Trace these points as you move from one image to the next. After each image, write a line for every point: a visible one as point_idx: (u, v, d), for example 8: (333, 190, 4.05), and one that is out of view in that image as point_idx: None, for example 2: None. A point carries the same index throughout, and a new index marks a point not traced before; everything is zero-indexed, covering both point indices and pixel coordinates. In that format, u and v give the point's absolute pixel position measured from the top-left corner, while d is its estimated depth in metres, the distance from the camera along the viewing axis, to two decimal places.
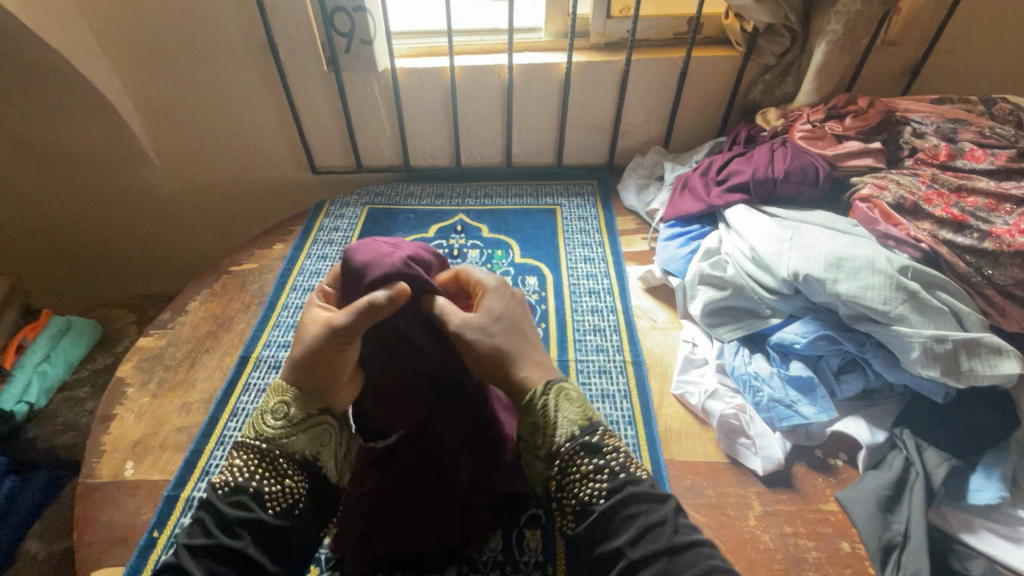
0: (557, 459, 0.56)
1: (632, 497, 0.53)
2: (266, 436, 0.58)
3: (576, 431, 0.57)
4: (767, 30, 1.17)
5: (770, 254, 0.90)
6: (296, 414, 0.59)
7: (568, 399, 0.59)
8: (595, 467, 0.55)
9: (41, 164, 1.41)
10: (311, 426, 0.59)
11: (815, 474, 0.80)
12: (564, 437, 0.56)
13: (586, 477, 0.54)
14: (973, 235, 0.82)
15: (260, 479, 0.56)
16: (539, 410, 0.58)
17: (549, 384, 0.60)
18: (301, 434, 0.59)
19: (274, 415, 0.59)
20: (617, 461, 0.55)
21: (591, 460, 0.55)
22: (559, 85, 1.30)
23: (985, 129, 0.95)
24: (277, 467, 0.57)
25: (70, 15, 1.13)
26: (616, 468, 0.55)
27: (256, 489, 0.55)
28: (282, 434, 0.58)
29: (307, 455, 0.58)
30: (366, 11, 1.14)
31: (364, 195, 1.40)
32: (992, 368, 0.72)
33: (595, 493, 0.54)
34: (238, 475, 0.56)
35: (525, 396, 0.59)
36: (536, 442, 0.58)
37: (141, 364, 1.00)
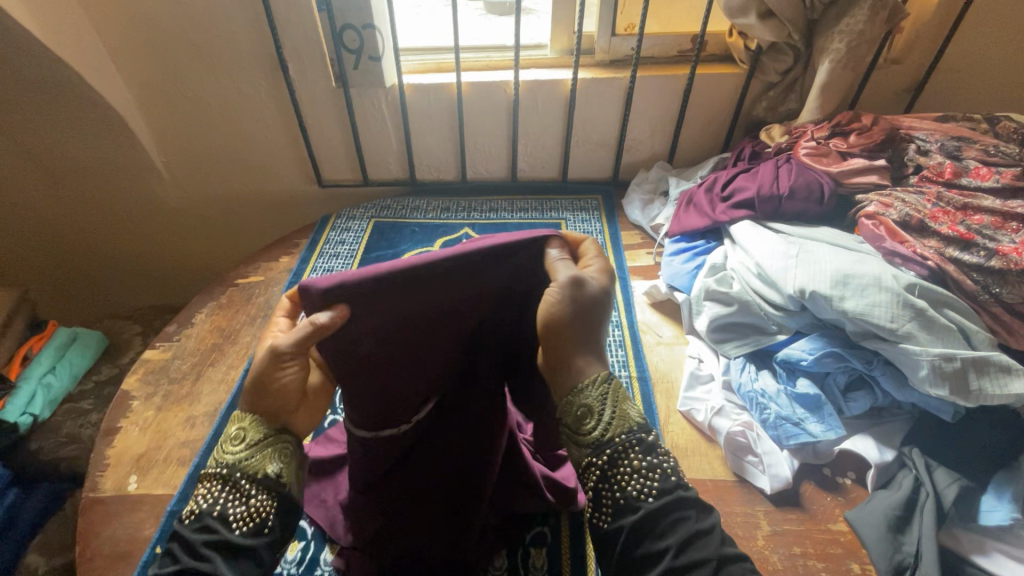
0: (605, 449, 0.52)
1: (683, 502, 0.49)
2: (225, 461, 0.54)
3: (630, 424, 0.53)
4: (770, 48, 1.19)
5: (776, 270, 0.90)
6: (253, 436, 0.55)
7: (625, 389, 0.55)
8: (648, 464, 0.51)
9: (50, 176, 1.42)
10: (269, 444, 0.55)
11: (823, 493, 0.80)
12: (618, 428, 0.53)
13: (637, 472, 0.51)
14: (981, 253, 0.81)
15: (225, 501, 0.52)
16: (594, 396, 0.54)
17: (611, 374, 0.56)
18: (258, 454, 0.54)
19: (234, 440, 0.55)
20: (670, 463, 0.52)
21: (643, 457, 0.51)
22: (564, 101, 1.31)
23: (989, 147, 0.95)
24: (240, 488, 0.53)
25: (84, 31, 1.15)
26: (668, 470, 0.51)
27: (221, 512, 0.51)
28: (241, 456, 0.54)
29: (268, 473, 0.53)
30: (376, 28, 1.16)
31: (371, 208, 1.41)
32: (1002, 387, 0.72)
33: (643, 490, 0.50)
34: (203, 501, 0.53)
35: (580, 379, 0.55)
36: (583, 427, 0.54)
37: (146, 377, 1.01)
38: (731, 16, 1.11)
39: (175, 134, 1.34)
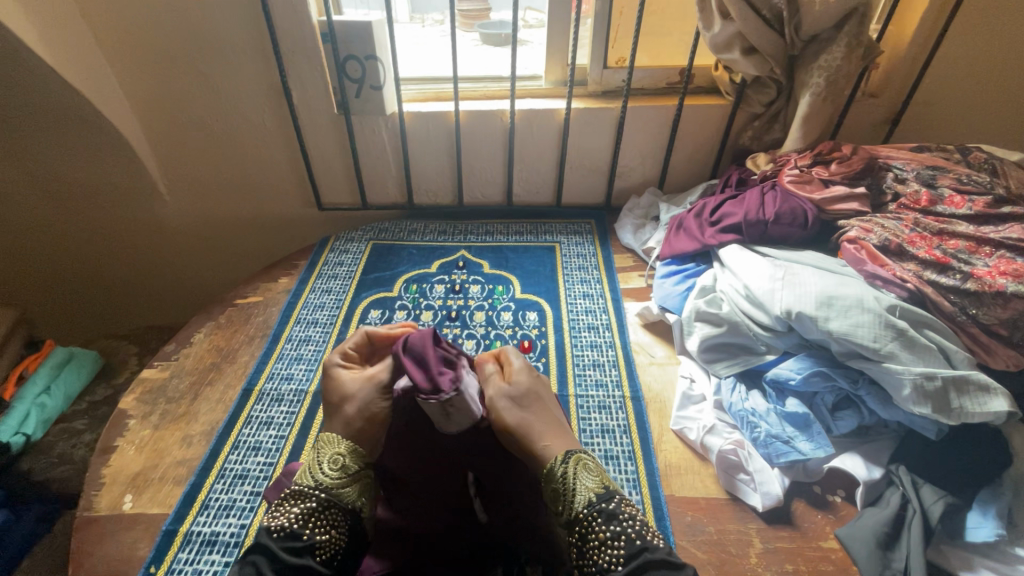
0: (576, 526, 0.60)
1: (648, 564, 0.54)
2: (322, 483, 0.65)
3: (592, 498, 0.61)
4: (754, 81, 1.25)
5: (763, 292, 0.93)
6: (350, 466, 0.67)
7: (585, 467, 0.64)
8: (612, 533, 0.58)
9: (53, 197, 1.45)
10: (360, 479, 0.67)
11: (814, 511, 0.81)
12: (583, 503, 0.61)
13: (604, 544, 0.58)
14: (956, 276, 0.85)
15: (313, 528, 0.61)
16: (556, 478, 0.63)
17: (568, 453, 0.66)
18: (350, 486, 0.66)
19: (330, 464, 0.67)
20: (633, 529, 0.58)
21: (607, 527, 0.58)
22: (558, 129, 1.36)
23: (962, 176, 0.99)
24: (329, 515, 0.63)
25: (95, 59, 1.19)
26: (632, 535, 0.57)
27: (309, 537, 0.60)
28: (337, 484, 0.65)
29: (353, 507, 0.65)
30: (377, 59, 1.21)
31: (369, 231, 1.43)
32: (982, 405, 0.75)
33: (612, 559, 0.56)
34: (294, 522, 0.61)
35: (548, 460, 0.65)
36: (557, 510, 0.62)
37: (144, 396, 1.01)
38: (717, 51, 1.18)
39: (179, 158, 1.37)
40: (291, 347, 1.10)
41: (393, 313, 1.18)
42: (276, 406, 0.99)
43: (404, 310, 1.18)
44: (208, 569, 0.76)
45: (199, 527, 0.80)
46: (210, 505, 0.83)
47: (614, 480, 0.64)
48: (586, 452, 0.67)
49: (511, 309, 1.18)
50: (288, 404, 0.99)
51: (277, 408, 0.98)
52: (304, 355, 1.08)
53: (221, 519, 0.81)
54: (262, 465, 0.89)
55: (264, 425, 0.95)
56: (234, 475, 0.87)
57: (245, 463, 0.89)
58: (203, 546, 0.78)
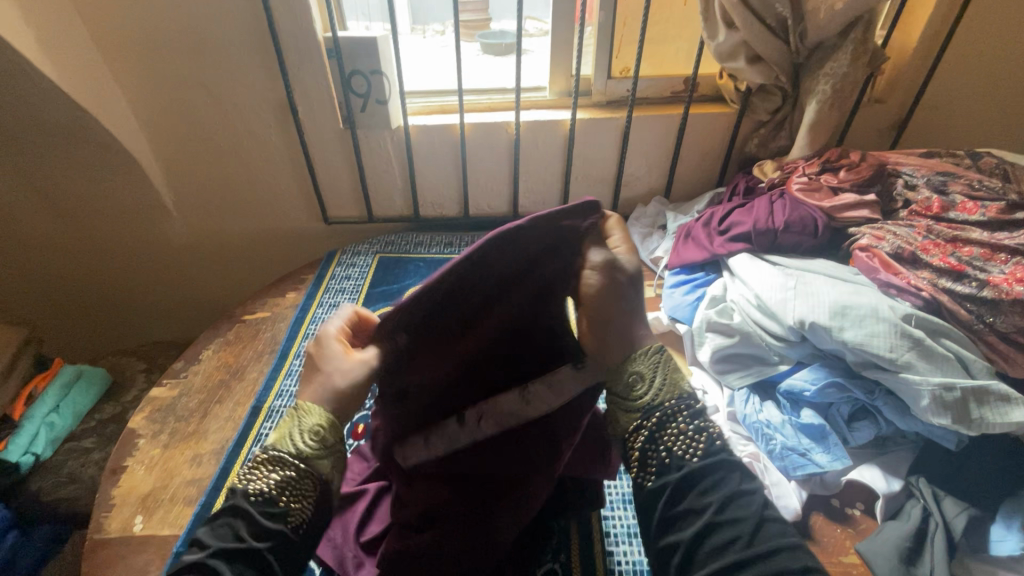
0: (655, 412, 0.57)
1: (726, 464, 0.54)
2: (302, 453, 0.56)
3: (678, 394, 0.58)
4: (759, 89, 1.25)
5: (775, 301, 0.92)
6: (333, 440, 0.58)
7: (673, 366, 0.60)
8: (694, 428, 0.56)
9: (61, 216, 1.45)
10: (341, 452, 0.58)
11: (834, 525, 0.80)
12: (666, 395, 0.58)
13: (683, 435, 0.55)
14: (973, 284, 0.84)
15: (287, 498, 0.54)
16: (643, 364, 0.59)
17: (659, 348, 0.61)
18: (332, 458, 0.57)
19: (313, 433, 0.57)
20: (714, 431, 0.56)
21: (690, 421, 0.56)
22: (563, 139, 1.36)
23: (974, 181, 0.99)
24: (305, 488, 0.55)
25: (102, 78, 1.20)
26: (713, 436, 0.56)
27: (283, 506, 0.54)
28: (318, 456, 0.57)
29: (333, 480, 0.57)
30: (382, 73, 1.21)
31: (376, 244, 1.43)
32: (1003, 416, 0.73)
33: (689, 451, 0.54)
34: (268, 487, 0.54)
35: (634, 348, 0.61)
36: (632, 392, 0.59)
37: (153, 415, 1.01)
38: (721, 60, 1.17)
39: (185, 174, 1.38)
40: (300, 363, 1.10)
41: None
42: None
43: None
44: None
45: None
46: None
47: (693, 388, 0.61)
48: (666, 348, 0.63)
49: None
50: None
51: None
52: None
53: None
54: None
55: None
56: None
57: None
58: None
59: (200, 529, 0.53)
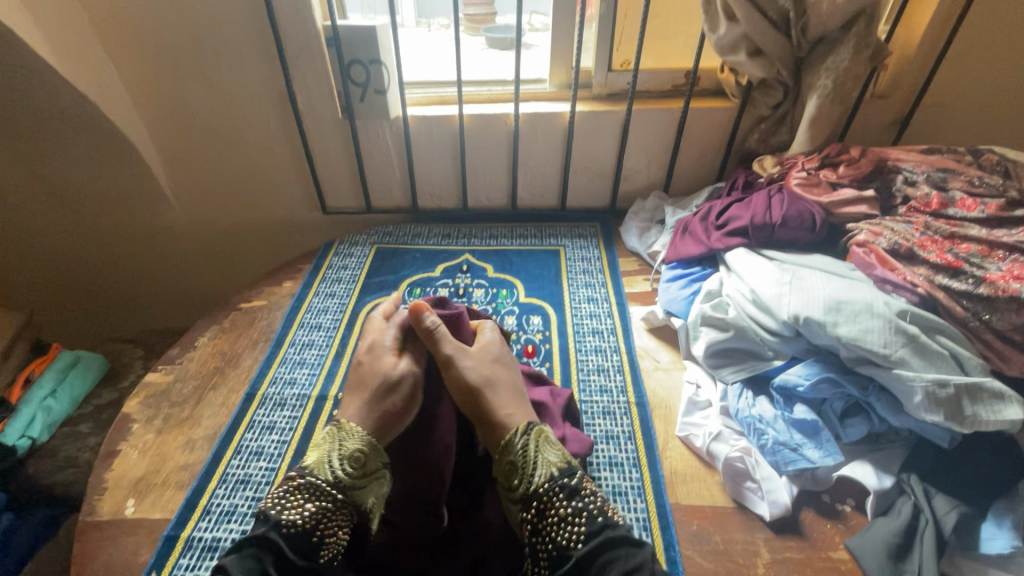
0: (535, 501, 0.60)
1: (607, 539, 0.56)
2: (341, 482, 0.63)
3: (553, 472, 0.62)
4: (760, 84, 1.24)
5: (770, 296, 0.91)
6: (372, 467, 0.66)
7: (546, 443, 0.65)
8: (572, 509, 0.59)
9: (61, 202, 1.46)
10: (377, 478, 0.66)
11: (823, 520, 0.79)
12: (543, 477, 0.62)
13: (564, 519, 0.59)
14: (968, 280, 0.83)
15: (325, 531, 0.60)
16: (517, 451, 0.64)
17: (531, 427, 0.67)
18: (369, 485, 0.65)
19: (353, 461, 0.65)
20: (594, 505, 0.60)
21: (569, 503, 0.59)
22: (562, 132, 1.35)
23: (974, 178, 0.98)
24: (338, 517, 0.62)
25: (102, 65, 1.20)
26: (592, 512, 0.59)
27: (321, 540, 0.59)
28: (355, 484, 0.64)
29: (365, 506, 0.63)
30: (381, 63, 1.21)
31: (374, 234, 1.43)
32: (996, 414, 0.73)
33: (573, 536, 0.57)
34: (308, 520, 0.60)
35: (507, 433, 0.66)
36: (512, 484, 0.63)
37: (147, 400, 1.01)
38: (722, 53, 1.17)
39: (185, 162, 1.38)
40: (294, 351, 1.10)
41: None
42: (279, 410, 0.98)
43: None
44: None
45: (200, 533, 0.80)
46: (212, 511, 0.83)
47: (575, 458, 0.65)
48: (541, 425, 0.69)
49: (515, 313, 1.17)
50: (290, 408, 0.99)
51: (280, 413, 0.98)
52: (307, 359, 1.08)
53: (223, 525, 0.81)
54: (264, 470, 0.89)
55: (267, 429, 0.95)
56: (236, 480, 0.87)
57: (247, 468, 0.89)
58: (204, 552, 0.78)
59: (227, 556, 0.55)
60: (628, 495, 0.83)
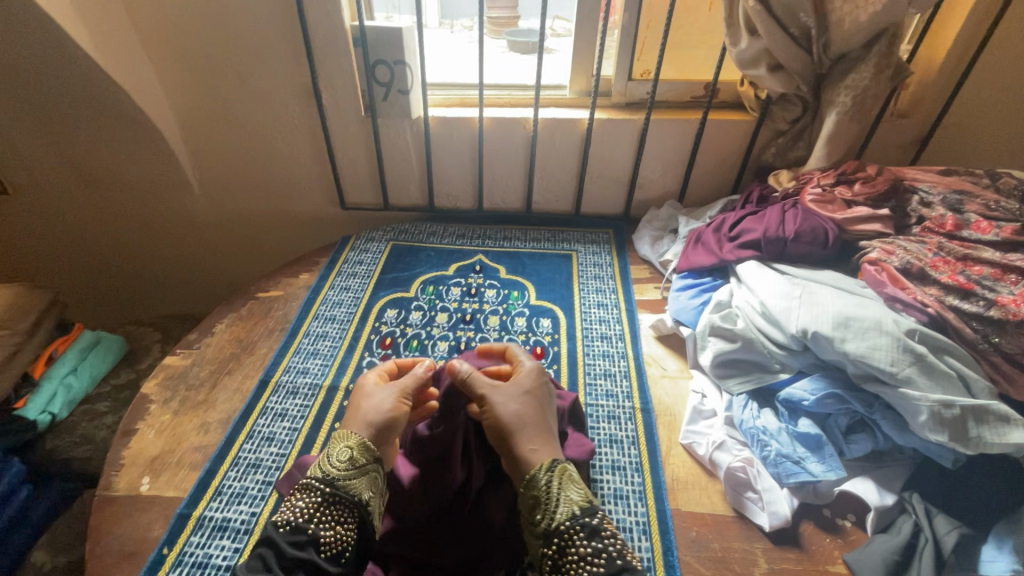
0: (556, 537, 0.58)
1: None
2: (330, 477, 0.64)
3: (576, 511, 0.59)
4: (779, 98, 1.24)
5: (779, 309, 0.92)
6: (359, 460, 0.66)
7: (571, 481, 0.62)
8: (594, 549, 0.57)
9: (90, 187, 1.50)
10: (369, 472, 0.66)
11: (823, 534, 0.80)
12: (564, 514, 0.59)
13: (584, 560, 0.56)
14: (980, 303, 0.83)
15: (317, 524, 0.61)
16: (540, 486, 0.61)
17: (555, 463, 0.64)
18: (358, 478, 0.65)
19: (342, 456, 0.66)
20: (615, 547, 0.57)
21: (589, 542, 0.57)
22: (580, 138, 1.37)
23: (990, 202, 0.98)
24: (335, 510, 0.63)
25: (137, 56, 1.24)
26: (613, 554, 0.56)
27: (314, 532, 0.60)
28: (346, 477, 0.64)
29: (361, 501, 0.64)
30: (406, 64, 1.24)
31: (390, 231, 1.46)
32: (1001, 437, 0.73)
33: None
34: (299, 516, 0.61)
35: (531, 467, 0.63)
36: (534, 519, 0.61)
37: (165, 382, 1.04)
38: (743, 67, 1.17)
39: (211, 153, 1.42)
40: (308, 342, 1.13)
41: (408, 313, 1.20)
42: (292, 398, 1.01)
43: (419, 311, 1.20)
44: (219, 554, 0.78)
45: (211, 513, 0.82)
46: (224, 492, 0.85)
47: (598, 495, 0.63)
48: (567, 462, 0.66)
49: (525, 314, 1.19)
50: (302, 397, 1.01)
51: (292, 401, 1.00)
52: (320, 350, 1.11)
53: (233, 506, 0.84)
54: (275, 455, 0.91)
55: (279, 416, 0.98)
56: (247, 464, 0.90)
57: (259, 453, 0.91)
58: (214, 531, 0.80)
59: None
60: (628, 499, 0.84)
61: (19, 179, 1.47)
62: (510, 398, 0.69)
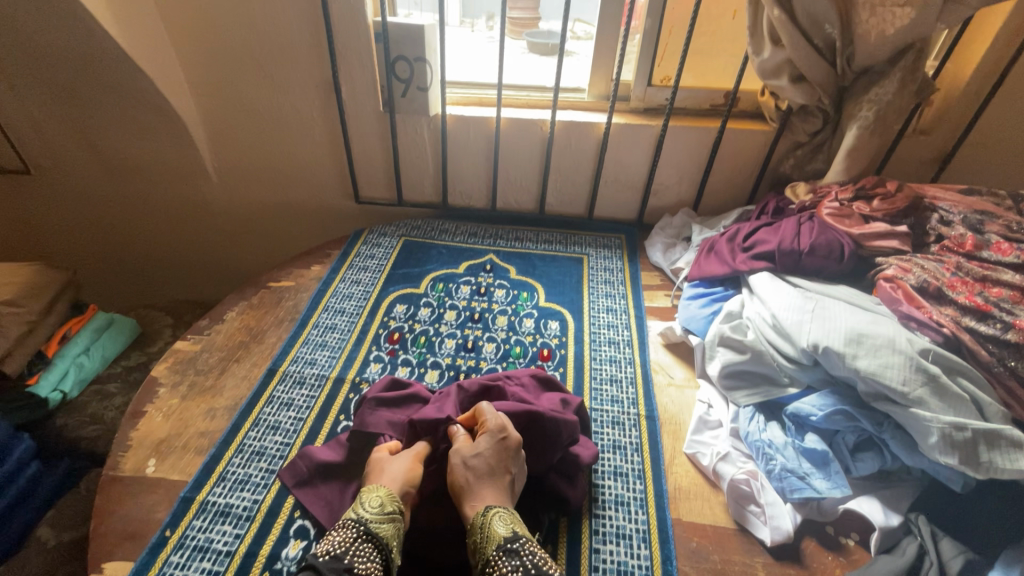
0: (485, 568, 0.65)
1: None
2: (364, 518, 0.69)
3: (500, 539, 0.67)
4: (800, 110, 1.23)
5: (790, 323, 0.91)
6: (388, 506, 0.71)
7: (498, 516, 0.70)
8: (511, 567, 0.63)
9: (111, 170, 1.52)
10: (396, 519, 0.71)
11: (825, 552, 0.79)
12: (492, 546, 0.67)
13: None
14: (996, 325, 0.82)
15: (353, 557, 0.65)
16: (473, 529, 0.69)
17: (488, 506, 0.72)
18: (387, 523, 0.70)
19: (373, 502, 0.71)
20: (530, 561, 0.64)
21: (507, 561, 0.64)
22: (596, 142, 1.37)
23: (1012, 224, 0.96)
24: (366, 549, 0.66)
25: (161, 43, 1.25)
26: (528, 568, 0.63)
27: (350, 564, 0.64)
28: (376, 520, 0.69)
29: (389, 545, 0.68)
30: (426, 61, 1.24)
31: (402, 227, 1.47)
32: (1012, 462, 0.72)
33: None
34: (336, 548, 0.66)
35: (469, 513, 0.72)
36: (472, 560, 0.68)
37: (175, 366, 1.06)
38: (764, 77, 1.16)
39: (230, 142, 1.43)
40: (317, 333, 1.13)
41: (417, 309, 1.20)
42: (298, 388, 1.02)
43: (428, 307, 1.21)
44: (220, 539, 0.78)
45: (214, 498, 0.83)
46: (227, 478, 0.86)
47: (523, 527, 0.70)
48: (506, 505, 0.73)
49: (533, 316, 1.19)
50: (309, 387, 1.02)
51: (299, 391, 1.01)
52: (328, 342, 1.11)
53: (236, 493, 0.84)
54: (279, 444, 0.92)
55: (285, 406, 0.98)
56: (252, 451, 0.90)
57: (264, 441, 0.92)
58: (216, 516, 0.81)
59: None
60: (629, 506, 0.84)
61: (41, 159, 1.50)
62: (464, 462, 0.76)
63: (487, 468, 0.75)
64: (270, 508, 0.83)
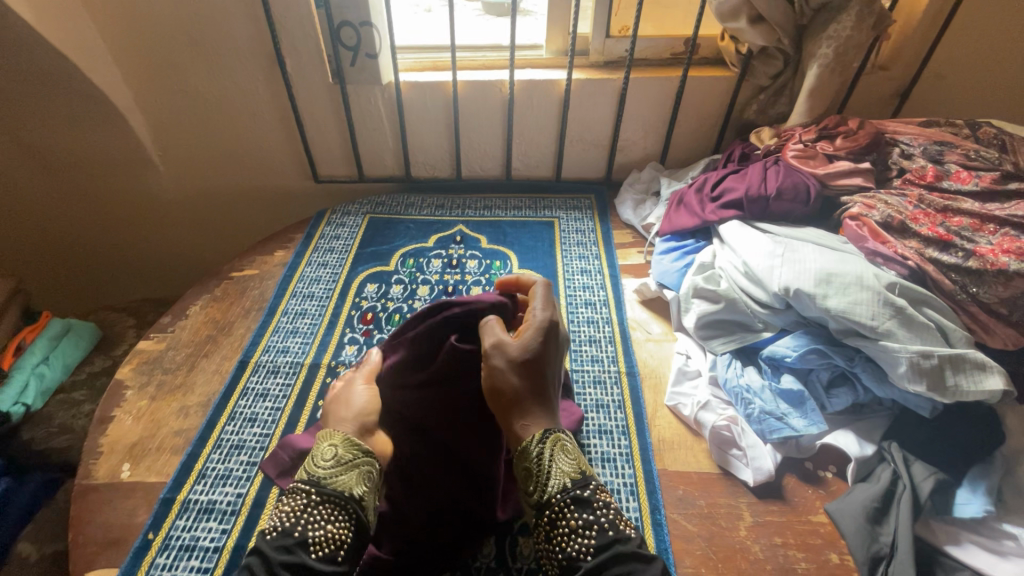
0: (548, 509, 0.58)
1: (619, 556, 0.54)
2: (317, 476, 0.65)
3: (567, 483, 0.59)
4: (761, 52, 1.21)
5: (762, 269, 0.92)
6: (343, 456, 0.67)
7: (563, 450, 0.62)
8: (584, 522, 0.57)
9: (48, 168, 1.43)
10: (356, 467, 0.67)
11: (805, 486, 0.82)
12: (557, 487, 0.59)
13: (574, 532, 0.57)
14: (959, 254, 0.84)
15: (304, 525, 0.61)
16: (533, 458, 0.61)
17: (547, 432, 0.63)
18: (345, 474, 0.66)
19: (327, 457, 0.67)
20: (606, 518, 0.57)
21: (579, 515, 0.57)
22: (558, 101, 1.33)
23: (970, 152, 0.97)
24: (323, 511, 0.62)
25: (82, 24, 1.15)
26: (604, 525, 0.56)
27: (301, 534, 0.60)
28: (332, 476, 0.65)
29: (353, 495, 0.64)
30: (372, 25, 1.17)
31: (366, 204, 1.42)
32: (977, 384, 0.74)
33: (583, 548, 0.55)
34: (285, 521, 0.61)
35: (524, 438, 0.62)
36: (528, 490, 0.61)
37: (140, 367, 1.01)
38: (723, 20, 1.13)
39: (174, 127, 1.35)
40: (287, 321, 1.10)
41: (389, 287, 1.17)
42: (273, 377, 0.99)
43: (400, 285, 1.18)
44: (206, 536, 0.77)
45: (197, 496, 0.81)
46: (207, 475, 0.84)
47: (591, 466, 0.62)
48: (563, 428, 0.64)
49: None
50: (284, 376, 0.99)
51: (273, 380, 0.99)
52: (299, 329, 1.08)
53: (218, 488, 0.82)
54: (258, 436, 0.90)
55: (261, 397, 0.96)
56: (231, 446, 0.88)
57: (241, 434, 0.90)
58: (200, 514, 0.79)
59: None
60: (615, 461, 0.85)
61: None
62: (511, 363, 0.63)
63: (538, 371, 0.64)
64: (254, 501, 0.81)
